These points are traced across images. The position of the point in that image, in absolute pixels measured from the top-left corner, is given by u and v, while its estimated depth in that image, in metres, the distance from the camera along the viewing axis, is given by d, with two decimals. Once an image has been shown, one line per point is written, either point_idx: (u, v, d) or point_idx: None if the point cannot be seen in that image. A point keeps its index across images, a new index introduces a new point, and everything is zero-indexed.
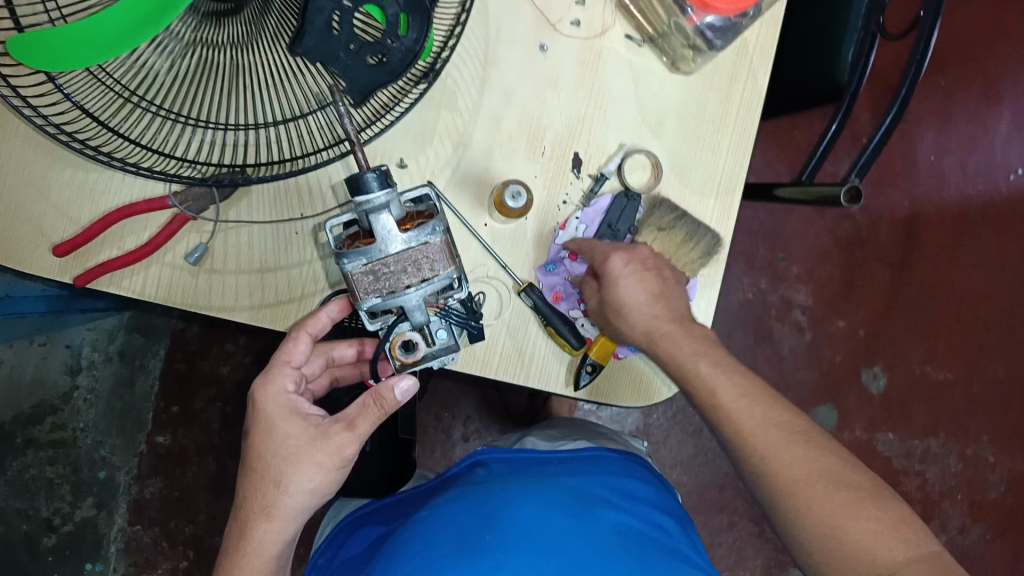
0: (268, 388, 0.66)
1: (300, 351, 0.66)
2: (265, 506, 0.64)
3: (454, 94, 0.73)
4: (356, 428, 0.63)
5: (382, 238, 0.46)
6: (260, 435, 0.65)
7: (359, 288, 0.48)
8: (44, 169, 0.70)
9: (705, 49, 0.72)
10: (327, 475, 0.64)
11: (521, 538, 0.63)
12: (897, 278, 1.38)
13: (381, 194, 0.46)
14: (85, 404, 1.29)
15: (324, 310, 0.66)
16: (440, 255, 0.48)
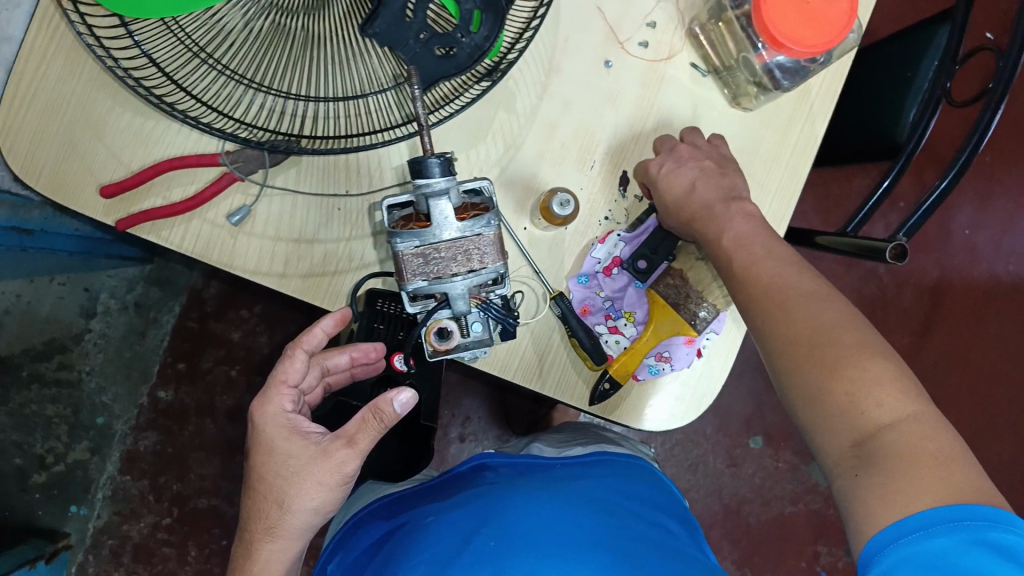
0: (266, 407, 0.64)
1: (296, 368, 0.65)
2: (268, 527, 0.65)
3: (514, 96, 0.73)
4: (357, 443, 0.62)
5: (438, 223, 0.46)
6: (262, 456, 0.64)
7: (407, 269, 0.47)
8: (103, 110, 0.70)
9: (771, 89, 0.71)
10: (328, 494, 0.64)
11: (535, 536, 0.64)
12: (915, 345, 1.37)
13: (441, 180, 0.47)
14: (94, 348, 1.28)
15: (321, 323, 0.65)
16: (490, 248, 0.48)
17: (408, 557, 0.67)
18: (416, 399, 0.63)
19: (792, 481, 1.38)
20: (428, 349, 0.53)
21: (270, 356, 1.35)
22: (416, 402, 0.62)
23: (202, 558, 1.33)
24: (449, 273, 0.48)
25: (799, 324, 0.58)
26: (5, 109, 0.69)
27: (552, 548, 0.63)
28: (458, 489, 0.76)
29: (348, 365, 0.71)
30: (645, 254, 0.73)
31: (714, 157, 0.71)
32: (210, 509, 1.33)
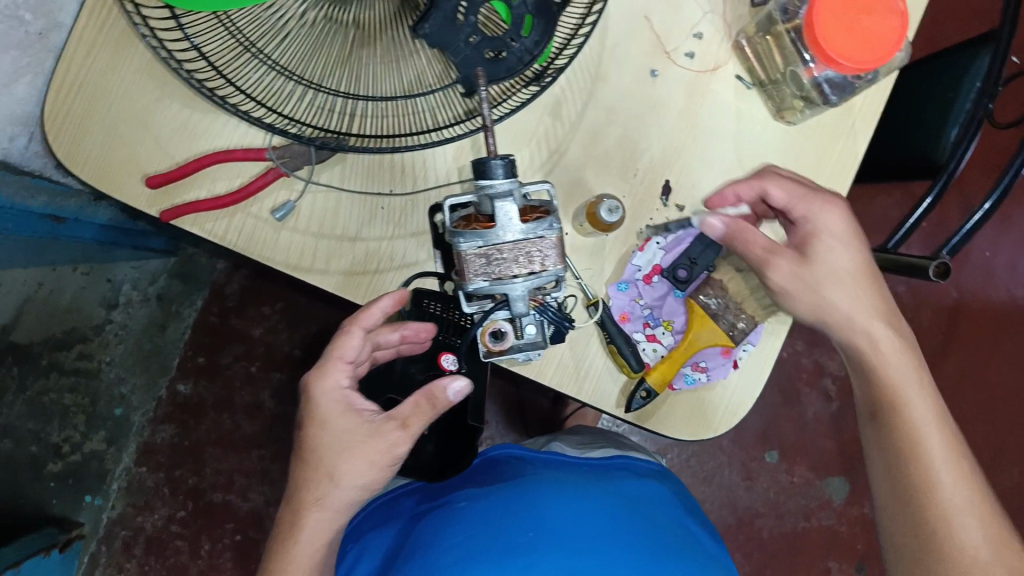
0: (321, 379, 0.64)
1: (352, 345, 0.64)
2: (319, 496, 0.64)
3: (560, 102, 0.73)
4: (411, 425, 0.62)
5: (501, 224, 0.46)
6: (314, 428, 0.64)
7: (469, 268, 0.48)
8: (151, 100, 0.71)
9: (818, 103, 0.72)
10: (378, 473, 0.64)
11: (572, 535, 0.65)
12: (933, 365, 1.38)
13: (504, 182, 0.48)
14: (115, 339, 1.28)
15: (378, 302, 0.64)
16: (553, 251, 0.48)
17: (440, 538, 0.67)
18: (471, 389, 0.63)
19: (805, 497, 1.37)
20: (482, 349, 0.54)
21: (293, 354, 1.35)
22: (469, 391, 0.63)
23: (214, 553, 1.32)
24: (510, 275, 0.48)
25: (945, 502, 0.63)
26: (53, 97, 0.69)
27: (592, 546, 0.64)
28: (490, 477, 0.76)
29: (396, 341, 0.69)
30: (685, 263, 0.74)
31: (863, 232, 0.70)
32: (225, 504, 1.33)
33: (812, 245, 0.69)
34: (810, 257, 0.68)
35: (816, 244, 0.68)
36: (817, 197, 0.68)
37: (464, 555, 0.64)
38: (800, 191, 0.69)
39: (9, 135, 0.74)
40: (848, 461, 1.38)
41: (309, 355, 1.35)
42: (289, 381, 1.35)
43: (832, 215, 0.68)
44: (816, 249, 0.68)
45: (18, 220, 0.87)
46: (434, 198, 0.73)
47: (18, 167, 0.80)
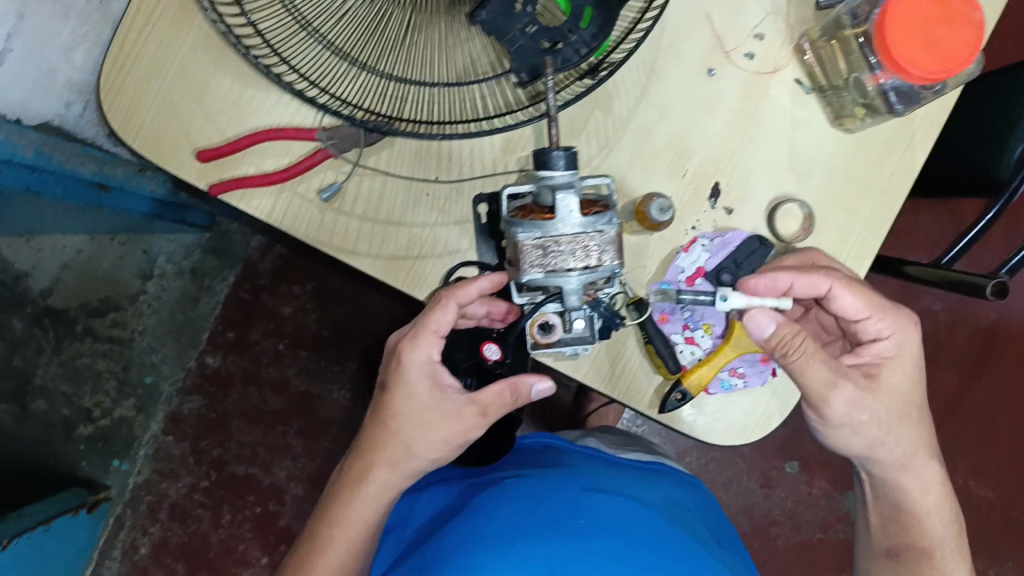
0: (414, 351, 0.62)
1: (445, 321, 0.62)
2: (391, 460, 0.65)
3: (612, 96, 0.72)
4: (490, 414, 0.63)
5: (562, 216, 0.48)
6: (397, 396, 0.64)
7: (525, 259, 0.49)
8: (204, 75, 0.71)
9: (882, 112, 0.70)
10: (450, 450, 0.65)
11: (617, 529, 0.64)
12: (963, 385, 1.34)
13: (564, 174, 0.49)
14: (148, 310, 1.29)
15: (478, 282, 0.61)
16: (609, 247, 0.49)
17: (485, 510, 0.68)
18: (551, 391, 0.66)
19: (822, 509, 1.36)
20: (530, 341, 0.55)
21: (323, 336, 1.33)
22: (549, 393, 0.66)
23: (235, 523, 1.31)
24: (565, 268, 0.49)
25: None
26: (108, 70, 0.70)
27: (636, 542, 0.64)
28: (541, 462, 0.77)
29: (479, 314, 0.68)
30: (731, 269, 0.72)
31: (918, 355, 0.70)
32: (247, 477, 1.31)
33: (881, 369, 0.69)
34: (878, 381, 0.68)
35: (885, 369, 0.69)
36: (894, 318, 0.68)
37: (504, 532, 0.64)
38: (874, 310, 0.68)
39: (66, 101, 0.80)
40: None
41: (337, 338, 1.33)
42: (315, 360, 1.32)
43: (905, 340, 0.69)
44: (885, 375, 0.69)
45: (66, 187, 0.87)
46: (480, 188, 0.72)
47: (75, 135, 0.86)
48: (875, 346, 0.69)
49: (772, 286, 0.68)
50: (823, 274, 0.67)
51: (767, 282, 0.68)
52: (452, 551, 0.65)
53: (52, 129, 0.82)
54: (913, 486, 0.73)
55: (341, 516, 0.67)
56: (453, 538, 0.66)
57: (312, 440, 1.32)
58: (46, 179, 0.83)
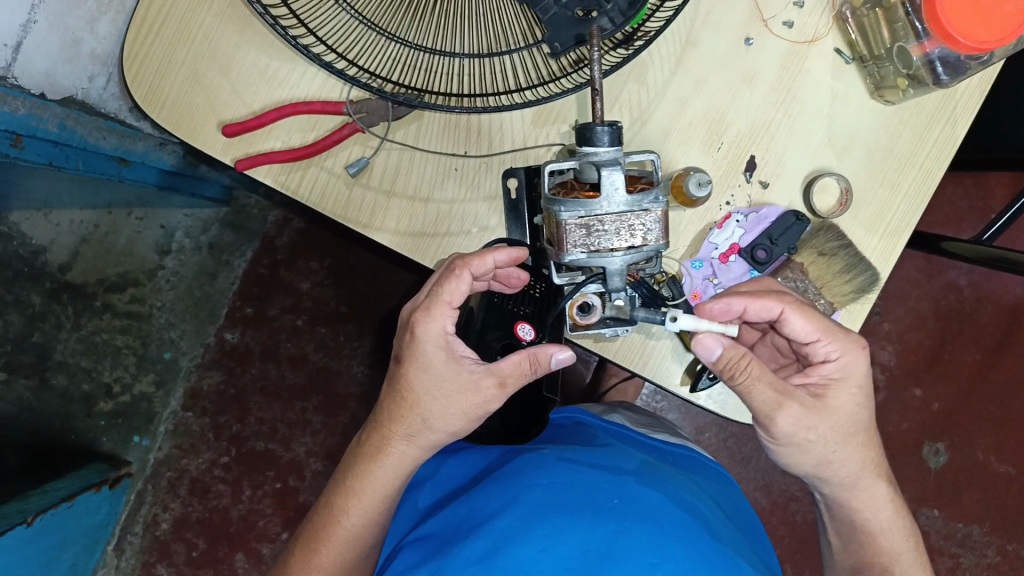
0: (429, 322, 0.61)
1: (459, 292, 0.60)
2: (408, 431, 0.63)
3: (647, 67, 0.70)
4: (506, 386, 0.61)
5: (606, 194, 0.47)
6: (414, 368, 0.62)
7: (568, 239, 0.48)
8: (230, 47, 0.69)
9: (927, 83, 0.68)
10: (467, 423, 0.63)
11: (650, 511, 0.62)
12: (986, 364, 1.27)
13: (608, 151, 0.49)
14: (166, 285, 1.29)
15: (494, 253, 0.60)
16: (654, 227, 0.48)
17: (520, 478, 0.67)
18: (572, 360, 0.62)
19: None
20: (569, 322, 0.61)
21: (340, 312, 1.30)
22: (570, 364, 0.62)
23: (255, 499, 1.28)
24: (608, 248, 0.48)
25: None
26: (131, 42, 0.68)
27: (669, 523, 0.62)
28: (576, 438, 0.76)
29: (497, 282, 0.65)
30: (765, 245, 0.71)
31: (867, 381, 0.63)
32: (266, 452, 1.29)
33: (829, 390, 0.63)
34: (825, 402, 0.62)
35: (832, 390, 0.63)
36: (845, 339, 0.62)
37: (538, 502, 0.63)
38: (823, 331, 0.62)
39: (90, 74, 0.79)
40: (890, 453, 1.29)
41: (355, 313, 1.30)
42: (333, 336, 1.30)
43: (855, 362, 0.62)
44: (832, 397, 0.62)
45: (88, 160, 0.86)
46: (510, 163, 0.71)
47: (98, 109, 0.84)
48: (823, 367, 0.63)
49: (726, 312, 0.63)
50: (776, 297, 0.61)
51: (720, 310, 0.62)
52: (485, 516, 0.64)
53: (75, 103, 0.80)
54: (863, 503, 0.67)
55: (358, 488, 0.66)
56: (484, 506, 0.65)
57: (330, 416, 1.29)
58: (68, 154, 0.82)
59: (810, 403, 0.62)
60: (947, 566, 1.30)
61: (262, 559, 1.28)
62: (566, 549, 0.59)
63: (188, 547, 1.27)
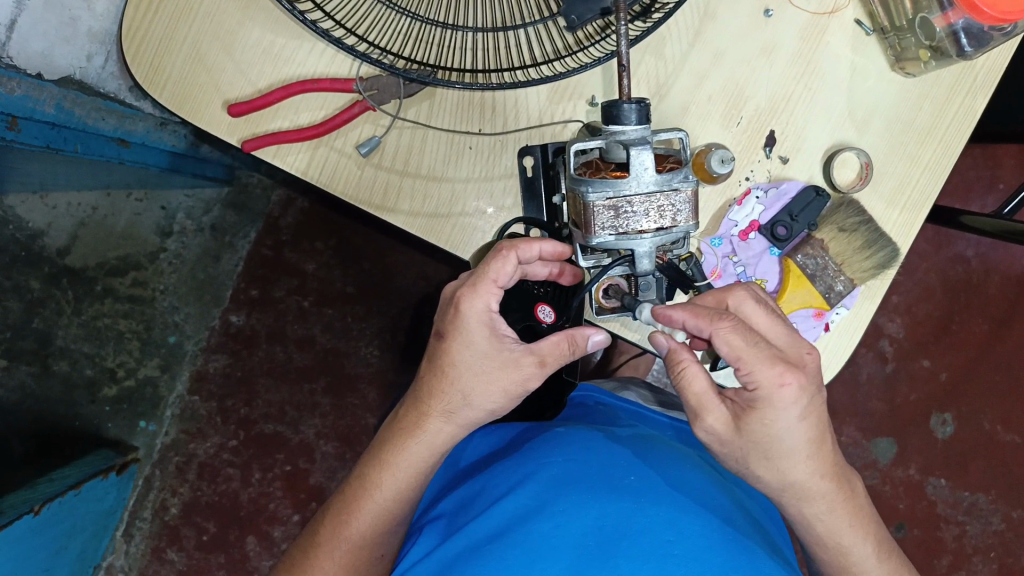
0: (474, 300, 0.58)
1: (506, 271, 0.58)
2: (447, 408, 0.61)
3: (664, 40, 0.68)
4: (548, 365, 0.60)
5: (636, 173, 0.49)
6: (456, 343, 0.60)
7: (597, 220, 0.50)
8: (234, 24, 0.67)
9: (950, 55, 0.66)
10: (507, 401, 0.61)
11: (667, 491, 0.61)
12: (993, 336, 1.27)
13: (635, 129, 0.51)
14: (168, 268, 1.27)
15: (541, 243, 0.59)
16: (684, 207, 0.50)
17: (535, 453, 0.64)
18: (608, 344, 0.62)
19: (851, 457, 1.29)
20: (595, 306, 0.63)
21: (346, 293, 1.28)
22: (604, 347, 0.62)
23: (265, 481, 1.26)
24: (636, 230, 0.50)
25: None
26: (131, 20, 0.66)
27: (686, 505, 0.60)
28: (597, 418, 0.74)
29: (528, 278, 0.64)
30: (786, 221, 0.70)
31: (788, 418, 0.56)
32: (275, 435, 1.27)
33: (747, 416, 0.56)
34: (741, 429, 0.57)
35: (749, 417, 0.56)
36: (765, 367, 0.55)
37: (552, 477, 0.61)
38: (741, 355, 0.55)
39: (88, 53, 0.76)
40: (898, 424, 1.29)
41: (361, 294, 1.28)
42: (340, 317, 1.27)
43: (770, 397, 0.55)
44: (748, 422, 0.56)
45: (87, 142, 0.86)
46: (525, 141, 0.69)
47: (97, 88, 0.81)
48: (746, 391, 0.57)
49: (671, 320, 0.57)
50: (706, 317, 0.55)
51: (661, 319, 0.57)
52: (498, 491, 0.62)
53: (73, 83, 0.78)
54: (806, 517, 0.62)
55: (392, 462, 0.63)
56: (497, 482, 0.63)
57: (339, 397, 1.27)
58: (66, 136, 0.82)
59: (723, 419, 0.57)
60: (954, 535, 1.29)
61: (274, 542, 1.26)
62: (579, 528, 0.57)
63: (197, 531, 1.26)
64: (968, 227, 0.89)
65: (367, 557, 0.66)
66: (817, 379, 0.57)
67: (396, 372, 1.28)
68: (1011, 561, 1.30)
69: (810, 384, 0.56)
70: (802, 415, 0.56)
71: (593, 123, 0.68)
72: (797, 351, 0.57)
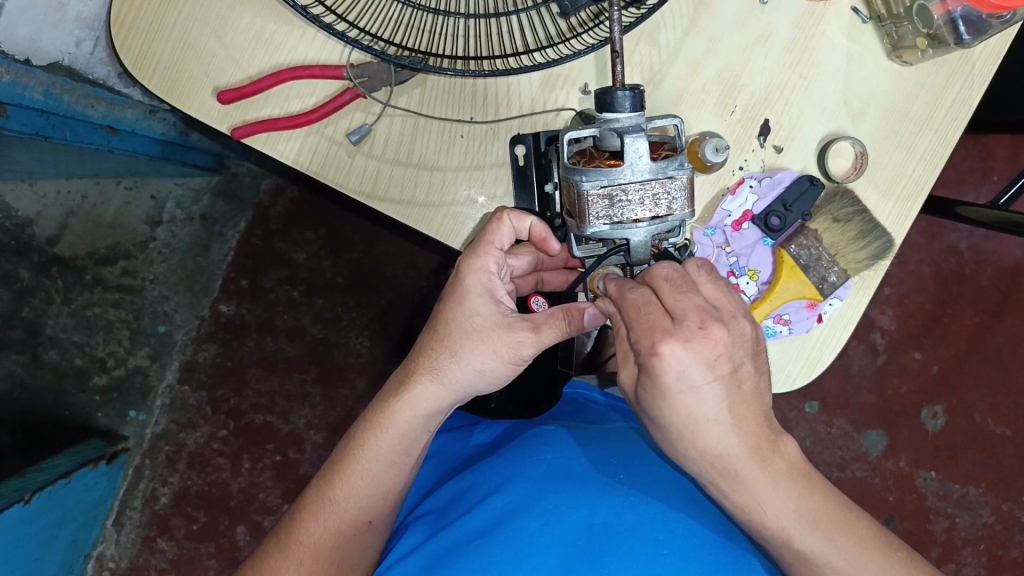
0: (472, 261, 0.59)
1: (504, 234, 0.60)
2: (435, 366, 0.60)
3: (658, 28, 0.68)
4: (542, 331, 0.57)
5: (630, 162, 0.49)
6: (452, 302, 0.60)
7: (591, 210, 0.50)
8: (224, 9, 0.66)
9: (948, 43, 0.66)
10: (499, 365, 0.59)
11: (655, 494, 0.60)
12: (985, 327, 1.27)
13: (629, 117, 0.50)
14: (158, 257, 1.26)
15: (536, 219, 0.61)
16: (679, 196, 0.50)
17: (524, 449, 0.64)
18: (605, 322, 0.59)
19: (842, 448, 1.29)
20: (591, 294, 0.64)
21: (336, 283, 1.27)
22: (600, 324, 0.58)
23: (255, 472, 1.26)
24: (631, 219, 0.50)
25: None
26: (120, 6, 0.65)
27: (674, 507, 0.60)
28: (586, 417, 0.73)
29: (528, 270, 0.66)
30: (780, 211, 0.69)
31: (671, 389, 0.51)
32: (265, 425, 1.26)
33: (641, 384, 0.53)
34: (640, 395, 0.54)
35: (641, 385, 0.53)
36: (643, 334, 0.51)
37: (544, 474, 0.60)
38: (631, 323, 0.52)
39: (77, 38, 0.75)
40: (889, 416, 1.29)
41: (351, 284, 1.27)
42: (330, 307, 1.26)
43: (648, 366, 0.51)
44: (642, 391, 0.53)
45: (76, 130, 0.84)
46: (517, 130, 0.68)
47: (85, 75, 0.80)
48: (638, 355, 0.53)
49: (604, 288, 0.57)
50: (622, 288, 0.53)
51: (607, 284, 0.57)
52: (486, 488, 0.61)
53: (61, 70, 0.76)
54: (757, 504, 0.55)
55: (379, 421, 0.61)
56: (483, 478, 0.62)
57: (329, 387, 1.26)
58: (55, 123, 0.80)
59: (631, 377, 0.55)
60: (944, 526, 1.30)
61: (263, 533, 1.25)
62: (568, 526, 0.57)
63: (187, 521, 1.25)
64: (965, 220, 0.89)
65: (351, 520, 0.61)
66: (707, 355, 0.51)
67: (386, 363, 1.26)
68: (1000, 554, 1.31)
69: (692, 355, 0.50)
70: (683, 386, 0.51)
71: (586, 111, 0.67)
72: (686, 326, 0.51)
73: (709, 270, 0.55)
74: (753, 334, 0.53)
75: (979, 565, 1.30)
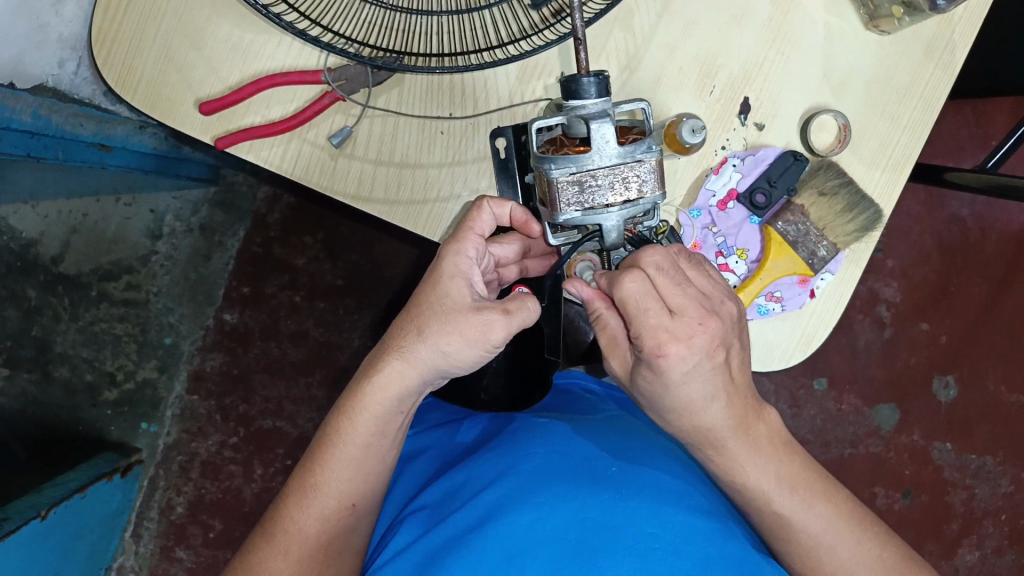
0: (451, 245, 0.60)
1: (485, 221, 0.61)
2: (403, 347, 0.59)
3: (633, 12, 0.68)
4: (511, 313, 0.57)
5: (597, 147, 0.49)
6: (425, 286, 0.60)
7: (562, 197, 0.50)
8: (201, 20, 0.67)
9: (923, 10, 0.65)
10: (466, 348, 0.58)
11: (644, 484, 0.60)
12: (991, 295, 1.26)
13: (594, 102, 0.50)
14: (160, 269, 1.27)
15: (516, 206, 0.63)
16: (649, 177, 0.50)
17: (517, 446, 0.63)
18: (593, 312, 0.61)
19: (853, 425, 1.28)
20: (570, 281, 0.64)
21: (337, 286, 1.27)
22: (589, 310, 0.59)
23: (268, 476, 1.27)
24: (604, 204, 0.50)
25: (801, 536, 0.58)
26: (99, 23, 0.66)
27: (664, 497, 0.59)
28: (580, 407, 0.74)
29: (516, 258, 0.67)
30: (764, 188, 0.69)
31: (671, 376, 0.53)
32: (275, 430, 1.27)
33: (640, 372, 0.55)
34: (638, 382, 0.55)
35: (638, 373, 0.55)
36: (647, 332, 0.52)
37: (535, 473, 0.60)
38: (630, 317, 0.52)
39: (60, 58, 0.77)
40: (900, 390, 1.28)
41: (352, 286, 1.28)
42: (333, 311, 1.27)
43: (649, 362, 0.52)
44: (637, 378, 0.55)
45: (67, 149, 0.84)
46: (497, 122, 0.69)
47: (70, 94, 0.81)
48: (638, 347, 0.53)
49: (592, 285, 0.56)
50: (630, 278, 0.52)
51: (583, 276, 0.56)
52: (480, 482, 0.61)
53: (47, 90, 0.78)
54: (736, 466, 0.57)
55: (352, 406, 0.61)
56: (474, 474, 0.62)
57: (336, 389, 1.27)
58: (46, 143, 0.80)
59: (624, 365, 0.57)
60: (962, 498, 1.29)
61: None
62: (558, 522, 0.56)
63: (204, 529, 1.27)
64: (954, 185, 0.88)
65: (335, 506, 0.62)
66: (704, 347, 0.52)
67: None
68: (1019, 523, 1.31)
69: (695, 353, 0.52)
70: (684, 376, 0.52)
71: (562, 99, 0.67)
72: (686, 322, 0.52)
73: (688, 257, 0.55)
74: (739, 316, 0.56)
75: (1000, 535, 1.30)
